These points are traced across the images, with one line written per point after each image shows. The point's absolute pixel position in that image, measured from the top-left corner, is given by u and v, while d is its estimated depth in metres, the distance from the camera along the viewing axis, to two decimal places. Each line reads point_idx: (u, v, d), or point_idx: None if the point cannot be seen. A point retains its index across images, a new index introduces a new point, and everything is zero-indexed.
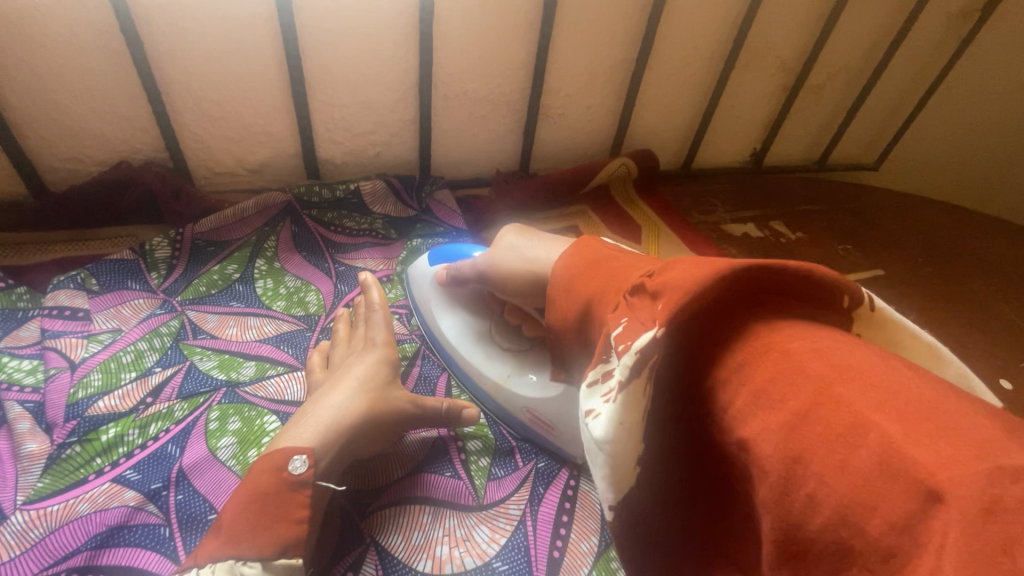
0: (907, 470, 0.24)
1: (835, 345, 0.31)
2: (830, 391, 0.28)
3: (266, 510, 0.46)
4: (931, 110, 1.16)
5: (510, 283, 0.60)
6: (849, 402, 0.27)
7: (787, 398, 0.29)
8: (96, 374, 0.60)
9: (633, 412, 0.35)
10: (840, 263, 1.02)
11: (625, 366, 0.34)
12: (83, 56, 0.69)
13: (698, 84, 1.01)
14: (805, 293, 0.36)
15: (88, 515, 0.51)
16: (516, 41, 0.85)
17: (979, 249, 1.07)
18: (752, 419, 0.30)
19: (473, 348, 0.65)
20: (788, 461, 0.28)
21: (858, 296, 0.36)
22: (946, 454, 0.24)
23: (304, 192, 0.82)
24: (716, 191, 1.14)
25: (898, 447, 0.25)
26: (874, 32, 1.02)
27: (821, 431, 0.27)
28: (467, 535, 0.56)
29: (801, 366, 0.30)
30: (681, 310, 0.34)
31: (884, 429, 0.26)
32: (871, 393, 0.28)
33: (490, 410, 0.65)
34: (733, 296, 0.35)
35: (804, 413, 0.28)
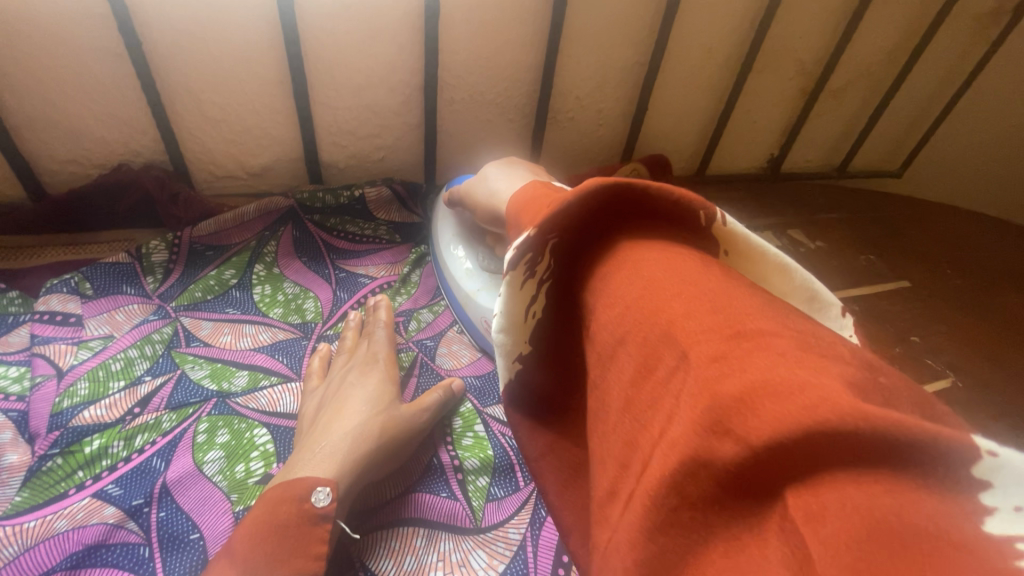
0: (679, 340, 0.27)
1: (683, 257, 0.31)
2: (656, 284, 0.29)
3: (284, 542, 0.43)
4: (959, 116, 1.11)
5: (479, 211, 0.62)
6: (673, 302, 0.28)
7: (625, 295, 0.30)
8: (83, 383, 0.58)
9: (515, 310, 0.36)
10: (864, 274, 0.97)
11: (507, 262, 0.34)
12: (83, 58, 0.68)
13: (713, 87, 0.97)
14: (671, 213, 0.35)
15: (66, 532, 0.48)
16: (525, 42, 0.82)
17: (1014, 261, 1.02)
18: (598, 315, 0.31)
19: (454, 260, 0.72)
20: (612, 342, 0.30)
21: (713, 216, 0.35)
22: (707, 324, 0.27)
23: (305, 197, 0.80)
24: (732, 198, 1.10)
25: (677, 325, 0.27)
26: (899, 33, 0.98)
27: (635, 314, 0.29)
28: (463, 560, 0.52)
29: (641, 271, 0.30)
30: (560, 217, 0.33)
31: (674, 312, 0.28)
32: (697, 299, 0.28)
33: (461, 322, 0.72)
34: (610, 213, 0.34)
35: (632, 306, 0.29)
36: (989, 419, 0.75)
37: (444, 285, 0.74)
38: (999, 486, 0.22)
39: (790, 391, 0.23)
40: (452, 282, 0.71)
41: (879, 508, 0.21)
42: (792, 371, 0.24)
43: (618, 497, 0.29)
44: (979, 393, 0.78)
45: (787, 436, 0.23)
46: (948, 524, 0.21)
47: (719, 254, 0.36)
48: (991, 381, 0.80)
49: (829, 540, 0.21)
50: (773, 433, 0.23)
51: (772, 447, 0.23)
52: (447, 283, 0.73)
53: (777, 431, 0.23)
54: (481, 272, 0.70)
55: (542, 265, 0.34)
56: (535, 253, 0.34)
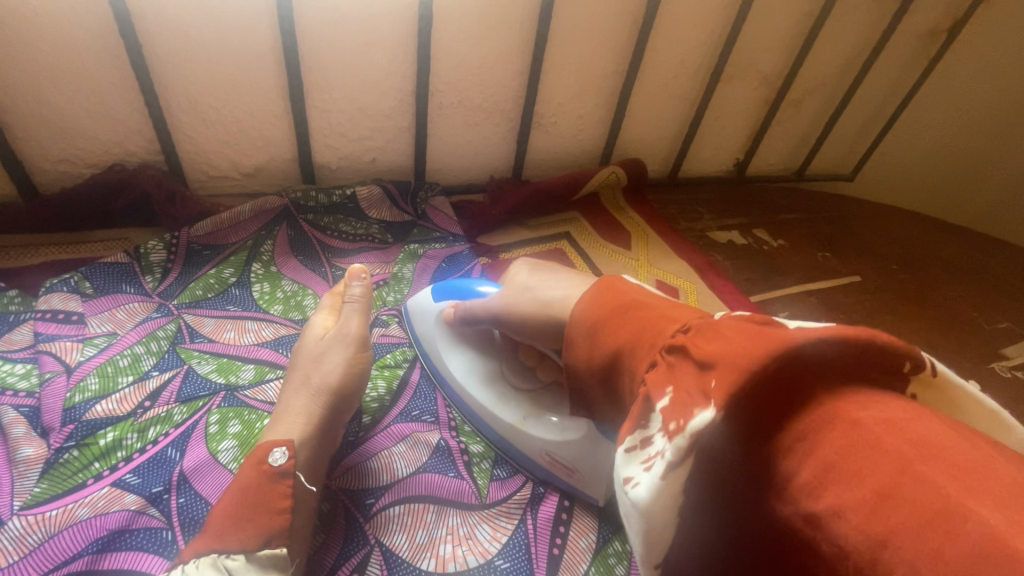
0: (949, 517, 0.25)
1: (917, 422, 0.30)
2: (910, 468, 0.27)
3: (250, 502, 0.47)
4: (902, 125, 1.22)
5: (528, 327, 0.56)
6: (921, 475, 0.27)
7: (865, 480, 0.28)
8: (93, 378, 0.59)
9: (678, 487, 0.33)
10: (819, 269, 1.06)
11: (681, 445, 0.33)
12: (80, 58, 0.69)
13: (684, 96, 1.04)
14: (880, 361, 0.33)
15: (88, 519, 0.50)
16: (512, 51, 0.87)
17: (951, 256, 1.13)
18: (827, 495, 0.29)
19: (489, 394, 0.62)
20: (874, 540, 0.27)
21: (921, 362, 0.34)
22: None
23: (300, 196, 0.83)
24: (701, 198, 1.17)
25: (1000, 537, 0.24)
26: (850, 49, 1.07)
27: (867, 485, 0.28)
28: (470, 533, 0.57)
29: (881, 447, 0.28)
30: (744, 383, 0.32)
31: (981, 515, 0.25)
32: (937, 466, 0.27)
33: (515, 461, 0.62)
34: (802, 379, 0.32)
35: (883, 488, 0.27)
36: None
37: (475, 419, 0.64)
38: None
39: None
40: (490, 417, 0.62)
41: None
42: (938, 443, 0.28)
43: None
44: None
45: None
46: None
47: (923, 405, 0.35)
48: None
49: None
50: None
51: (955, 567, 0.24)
52: (479, 418, 0.63)
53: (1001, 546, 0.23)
54: (519, 393, 0.62)
55: (707, 444, 0.33)
56: (709, 435, 0.32)
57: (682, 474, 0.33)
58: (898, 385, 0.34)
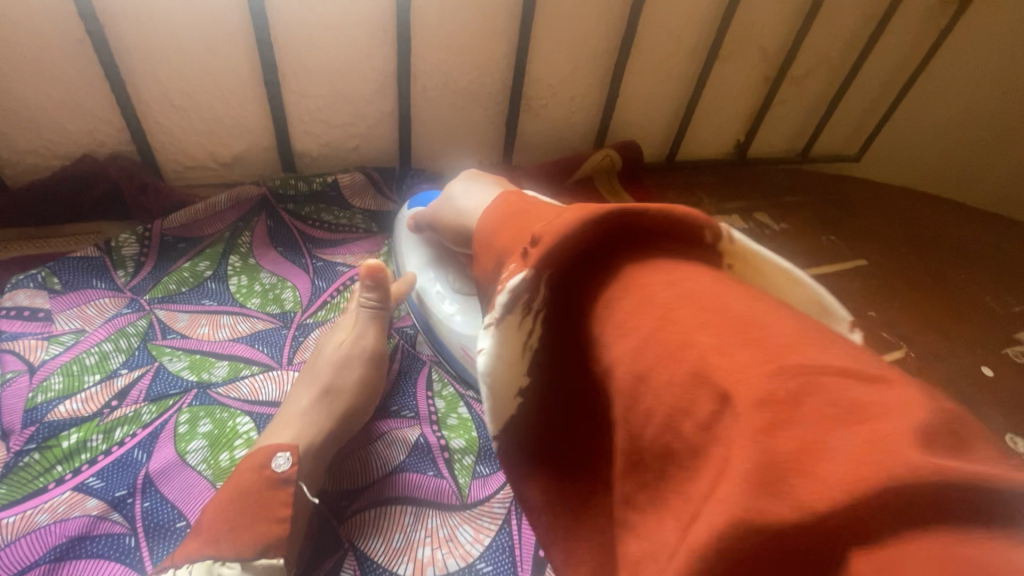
0: (828, 458, 0.24)
1: (713, 288, 0.32)
2: (735, 359, 0.28)
3: (247, 507, 0.45)
4: (911, 102, 1.17)
5: (444, 232, 0.59)
6: (803, 411, 0.26)
7: (644, 324, 0.32)
8: (57, 377, 0.57)
9: (511, 345, 0.37)
10: (824, 253, 1.01)
11: (501, 304, 0.36)
12: (41, 45, 0.66)
13: (682, 75, 1.00)
14: (678, 232, 0.38)
15: (47, 526, 0.48)
16: (497, 30, 0.83)
17: (963, 238, 1.08)
18: (614, 347, 0.33)
19: (426, 283, 0.69)
20: (636, 376, 0.31)
21: (720, 232, 0.39)
22: (742, 361, 0.28)
23: (279, 185, 0.79)
24: (701, 182, 1.13)
25: (709, 360, 0.28)
26: (856, 22, 1.02)
27: (714, 391, 0.28)
28: (450, 535, 0.54)
29: (655, 300, 0.32)
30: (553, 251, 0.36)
31: (703, 347, 0.29)
32: (783, 372, 0.27)
33: (436, 348, 0.68)
34: (603, 243, 0.36)
35: (669, 350, 0.30)
36: (938, 386, 0.80)
37: (416, 309, 0.70)
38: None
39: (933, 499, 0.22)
40: (424, 307, 0.68)
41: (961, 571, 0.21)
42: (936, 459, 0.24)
43: (661, 551, 0.29)
44: (928, 362, 0.83)
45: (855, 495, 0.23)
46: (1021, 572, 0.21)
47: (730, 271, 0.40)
48: (940, 350, 0.86)
49: None
50: None
51: None
52: (419, 309, 0.69)
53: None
54: (452, 295, 0.67)
55: (537, 300, 0.37)
56: (527, 292, 0.36)
57: (513, 334, 0.37)
58: (697, 252, 0.38)
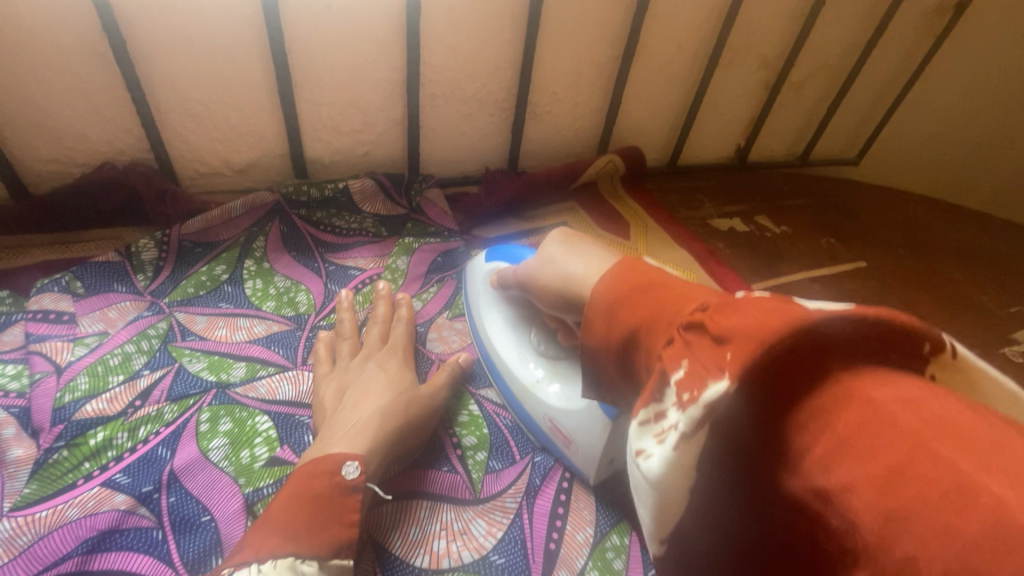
0: (998, 513, 0.22)
1: (940, 402, 0.27)
2: (925, 444, 0.25)
3: (321, 511, 0.46)
4: (908, 107, 1.19)
5: (548, 298, 0.54)
6: (966, 467, 0.23)
7: (878, 453, 0.26)
8: (83, 378, 0.59)
9: (692, 459, 0.31)
10: (823, 255, 1.04)
11: (690, 418, 0.30)
12: (65, 56, 0.68)
13: (683, 81, 1.02)
14: (900, 340, 0.31)
15: (78, 519, 0.50)
16: (504, 39, 0.85)
17: (959, 240, 1.10)
18: (835, 475, 0.27)
19: (506, 344, 0.65)
20: (883, 519, 0.24)
21: (942, 344, 0.31)
22: (968, 468, 0.23)
23: (292, 191, 0.82)
24: (701, 185, 1.15)
25: (925, 456, 0.24)
26: (853, 29, 1.05)
27: (915, 486, 0.24)
28: (464, 528, 0.56)
29: (890, 421, 0.26)
30: (753, 353, 0.29)
31: (995, 489, 0.22)
32: (989, 462, 0.23)
33: (520, 419, 0.63)
34: (811, 348, 0.29)
35: (896, 468, 0.25)
36: None
37: (495, 370, 0.66)
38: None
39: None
40: (506, 371, 0.64)
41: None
42: None
43: None
44: None
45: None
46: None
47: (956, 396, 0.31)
48: None
49: None
50: None
51: None
52: (499, 371, 0.65)
53: None
54: (537, 357, 0.62)
55: (727, 416, 0.30)
56: (719, 408, 0.30)
57: (695, 446, 0.31)
58: (925, 369, 0.31)
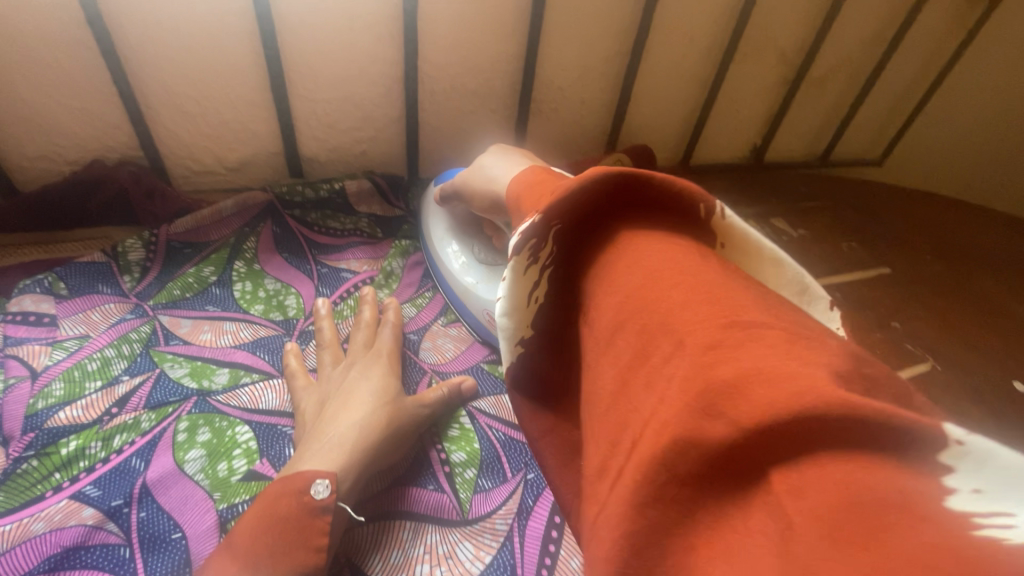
0: (674, 329, 0.28)
1: (679, 246, 0.32)
2: (652, 274, 0.30)
3: (284, 536, 0.44)
4: (936, 104, 1.13)
5: (479, 200, 0.62)
6: (669, 292, 0.29)
7: (622, 283, 0.31)
8: (59, 383, 0.57)
9: (520, 292, 0.36)
10: (844, 260, 0.98)
11: (512, 247, 0.35)
12: (50, 51, 0.66)
13: (695, 77, 0.98)
14: (673, 204, 0.35)
15: (43, 535, 0.47)
16: (506, 33, 0.82)
17: (991, 245, 1.04)
18: (597, 303, 0.33)
19: (449, 254, 0.72)
20: (611, 326, 0.31)
21: (713, 208, 0.36)
22: (698, 314, 0.28)
23: (285, 191, 0.79)
24: (714, 186, 1.10)
25: (671, 314, 0.29)
26: (879, 21, 0.99)
27: (632, 300, 0.30)
28: (450, 552, 0.52)
29: (637, 261, 0.31)
30: (563, 204, 0.34)
31: (673, 300, 0.29)
32: (692, 289, 0.29)
33: (464, 320, 0.72)
34: (608, 204, 0.35)
35: (628, 294, 0.31)
36: (968, 403, 0.76)
37: (441, 279, 0.75)
38: (961, 470, 0.23)
39: (774, 372, 0.25)
40: (450, 278, 0.72)
41: (854, 482, 0.22)
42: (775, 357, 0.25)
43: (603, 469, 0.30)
44: (956, 376, 0.79)
45: (770, 423, 0.24)
46: (912, 494, 0.22)
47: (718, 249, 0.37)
48: (968, 363, 0.82)
49: (811, 512, 0.22)
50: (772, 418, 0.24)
51: (762, 434, 0.24)
52: (444, 279, 0.73)
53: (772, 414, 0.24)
54: (476, 265, 0.71)
55: (545, 251, 0.35)
56: (539, 240, 0.34)
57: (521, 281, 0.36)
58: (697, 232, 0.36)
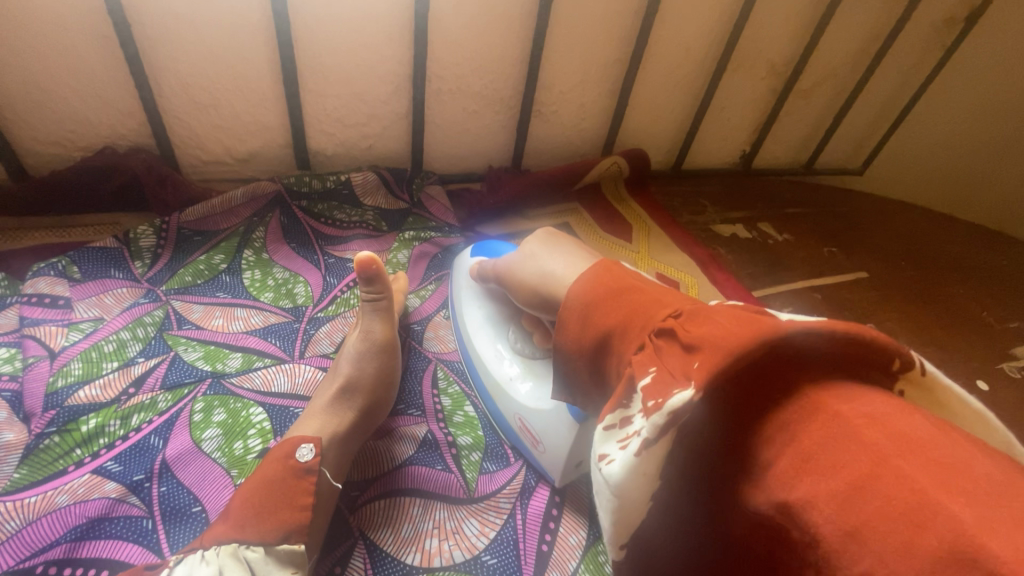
0: (969, 552, 0.24)
1: (895, 415, 0.29)
2: (886, 463, 0.27)
3: (272, 495, 0.46)
4: (913, 118, 1.19)
5: (526, 294, 0.56)
6: (932, 495, 0.25)
7: (843, 470, 0.28)
8: (77, 363, 0.59)
9: (653, 467, 0.33)
10: (825, 264, 1.03)
11: (652, 422, 0.32)
12: (67, 38, 0.67)
13: (690, 85, 1.02)
14: (851, 356, 0.33)
15: (67, 506, 0.50)
16: (512, 36, 0.85)
17: (960, 252, 1.11)
18: (803, 486, 0.29)
19: (485, 341, 0.65)
20: (841, 532, 0.27)
21: (908, 360, 0.34)
22: (1003, 537, 0.23)
23: (293, 182, 0.81)
24: (705, 190, 1.15)
25: (959, 529, 0.24)
26: (862, 38, 1.04)
27: (882, 506, 0.26)
28: (457, 528, 0.55)
29: (857, 440, 0.28)
30: (720, 365, 0.32)
31: (943, 507, 0.25)
32: (957, 492, 0.25)
33: (489, 412, 0.64)
34: (777, 358, 0.33)
35: (858, 488, 0.27)
36: None
37: (471, 365, 0.67)
38: None
39: None
40: (481, 367, 0.64)
41: None
42: None
43: None
44: None
45: None
46: None
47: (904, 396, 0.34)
48: (937, 363, 0.87)
49: None
50: None
51: None
52: (475, 366, 0.66)
53: None
54: (514, 356, 0.62)
55: (695, 420, 0.33)
56: (684, 414, 0.32)
57: (654, 453, 0.33)
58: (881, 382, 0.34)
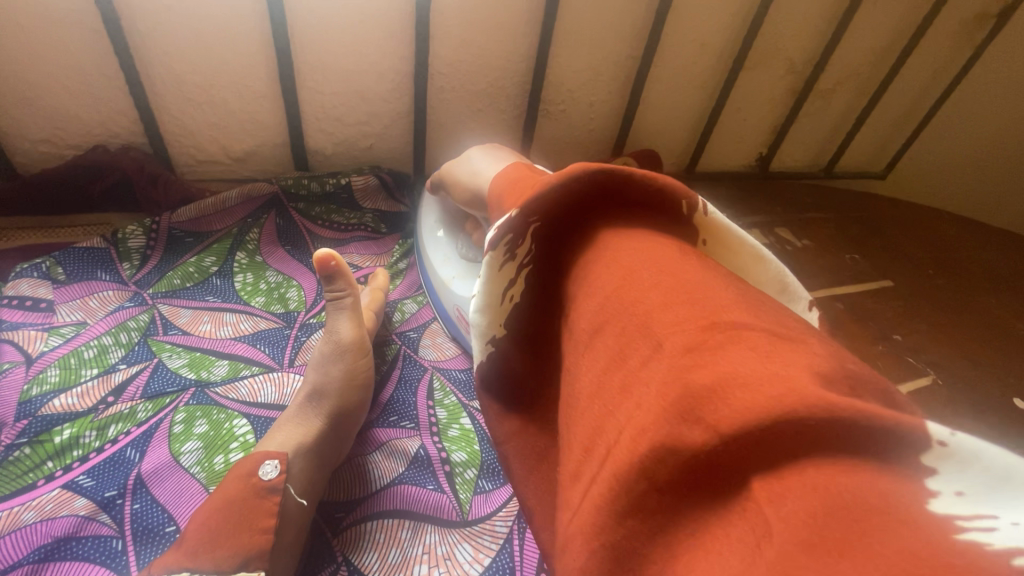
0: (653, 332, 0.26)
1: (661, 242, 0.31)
2: (632, 274, 0.28)
3: (232, 516, 0.43)
4: (941, 120, 1.13)
5: (461, 194, 0.61)
6: (650, 296, 0.27)
7: (604, 283, 0.29)
8: (54, 370, 0.56)
9: (493, 291, 0.35)
10: (847, 272, 0.98)
11: (488, 243, 0.34)
12: (56, 34, 0.65)
13: (703, 84, 0.97)
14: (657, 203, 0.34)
15: (33, 524, 0.47)
16: (517, 33, 0.81)
17: (993, 261, 1.04)
18: (579, 305, 0.31)
19: (436, 244, 0.71)
20: (587, 333, 0.29)
21: (696, 205, 0.35)
22: (679, 316, 0.26)
23: (291, 184, 0.78)
24: (720, 193, 1.10)
25: (654, 318, 0.26)
26: (888, 36, 0.99)
27: (619, 305, 0.28)
28: (448, 553, 0.51)
29: (617, 259, 0.30)
30: (550, 194, 0.33)
31: (652, 305, 0.27)
32: (667, 287, 0.27)
33: (438, 309, 0.71)
34: (593, 198, 0.34)
35: (608, 297, 0.28)
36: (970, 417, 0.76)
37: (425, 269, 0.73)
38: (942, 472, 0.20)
39: (762, 372, 0.22)
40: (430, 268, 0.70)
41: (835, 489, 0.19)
42: (780, 366, 0.22)
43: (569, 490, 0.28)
44: (958, 388, 0.79)
45: (748, 430, 0.21)
46: (897, 496, 0.19)
47: (705, 247, 0.36)
48: (971, 379, 0.81)
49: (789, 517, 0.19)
50: (744, 424, 0.21)
51: (740, 436, 0.21)
52: (426, 268, 0.72)
53: (747, 422, 0.21)
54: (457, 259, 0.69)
55: (522, 249, 0.34)
56: (516, 236, 0.33)
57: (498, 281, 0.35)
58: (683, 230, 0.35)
